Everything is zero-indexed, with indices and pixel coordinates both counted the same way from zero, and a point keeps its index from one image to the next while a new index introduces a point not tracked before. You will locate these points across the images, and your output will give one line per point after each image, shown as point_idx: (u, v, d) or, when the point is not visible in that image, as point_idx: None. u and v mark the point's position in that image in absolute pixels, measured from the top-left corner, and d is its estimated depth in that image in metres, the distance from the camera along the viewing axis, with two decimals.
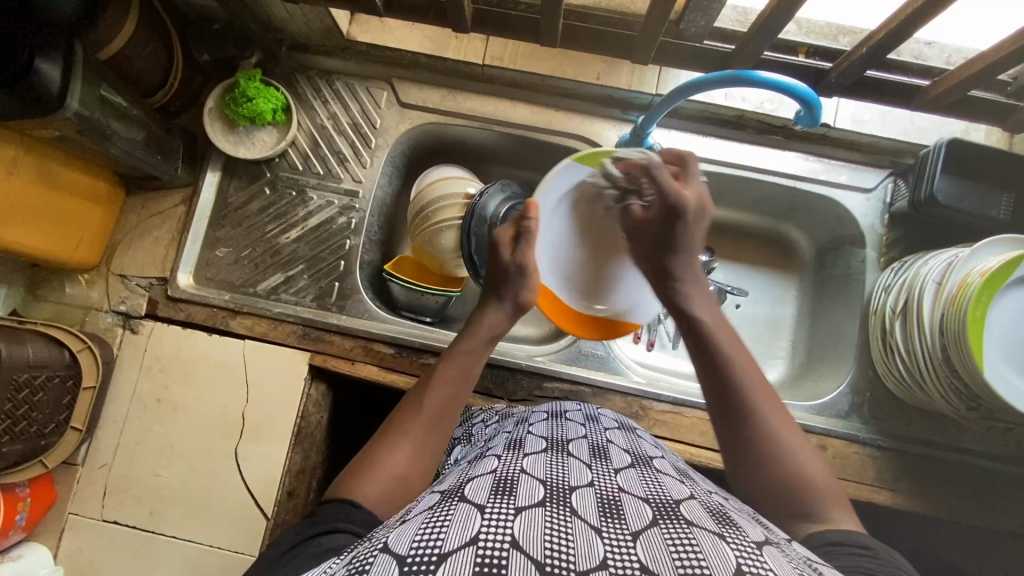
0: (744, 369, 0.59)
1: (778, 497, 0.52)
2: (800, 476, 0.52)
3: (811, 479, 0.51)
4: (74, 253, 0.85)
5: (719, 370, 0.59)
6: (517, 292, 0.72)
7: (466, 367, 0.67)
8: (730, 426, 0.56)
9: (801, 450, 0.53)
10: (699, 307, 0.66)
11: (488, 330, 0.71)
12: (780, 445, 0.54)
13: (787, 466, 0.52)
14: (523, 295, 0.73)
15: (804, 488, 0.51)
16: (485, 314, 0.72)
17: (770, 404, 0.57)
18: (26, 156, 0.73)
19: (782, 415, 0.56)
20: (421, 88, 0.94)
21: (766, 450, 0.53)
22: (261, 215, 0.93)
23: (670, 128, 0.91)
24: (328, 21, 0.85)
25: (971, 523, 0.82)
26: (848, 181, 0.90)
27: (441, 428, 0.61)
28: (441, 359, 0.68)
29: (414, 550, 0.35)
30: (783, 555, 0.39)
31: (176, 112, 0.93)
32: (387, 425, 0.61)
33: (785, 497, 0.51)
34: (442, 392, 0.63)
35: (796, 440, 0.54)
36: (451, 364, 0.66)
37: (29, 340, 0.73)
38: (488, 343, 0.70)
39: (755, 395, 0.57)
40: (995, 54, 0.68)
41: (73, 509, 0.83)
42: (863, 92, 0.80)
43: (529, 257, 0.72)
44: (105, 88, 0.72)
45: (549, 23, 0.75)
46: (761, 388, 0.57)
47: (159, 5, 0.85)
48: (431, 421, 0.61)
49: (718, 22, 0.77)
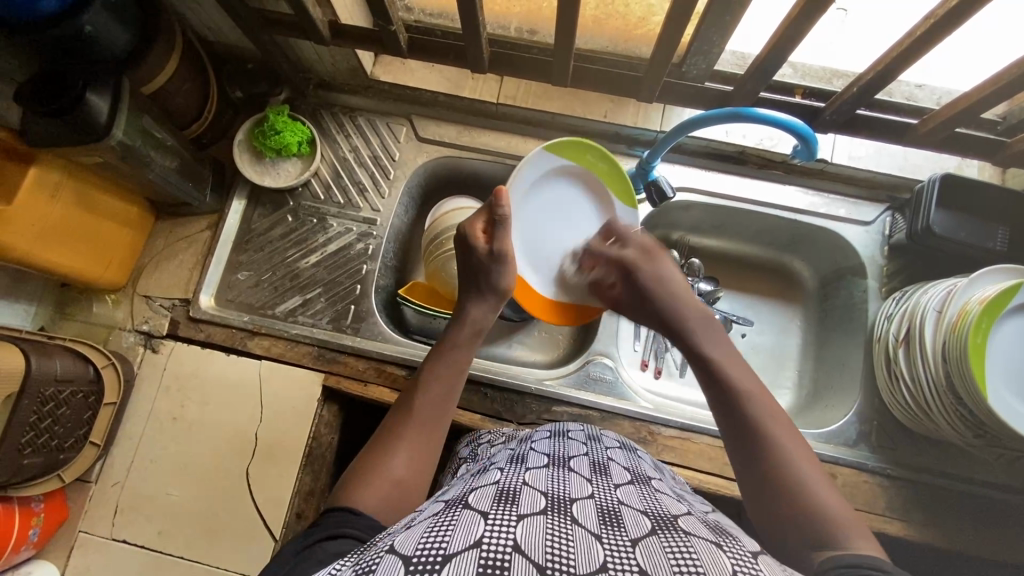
0: (760, 406, 0.58)
1: (797, 525, 0.50)
2: (824, 509, 0.50)
3: (833, 515, 0.49)
4: (103, 274, 0.89)
5: (738, 411, 0.59)
6: (496, 283, 0.75)
7: (453, 366, 0.68)
8: (745, 457, 0.56)
9: (822, 486, 0.52)
10: (710, 343, 0.67)
11: (473, 326, 0.72)
12: (805, 484, 0.52)
13: (809, 499, 0.51)
14: (501, 283, 0.75)
15: (822, 521, 0.49)
16: (470, 317, 0.73)
17: (789, 439, 0.56)
18: (69, 181, 0.77)
19: (802, 447, 0.55)
20: (439, 124, 0.99)
21: (793, 485, 0.52)
22: (282, 240, 0.97)
23: (675, 163, 0.95)
24: (354, 62, 0.91)
25: (989, 556, 0.80)
26: (847, 215, 0.93)
27: (435, 427, 0.63)
28: (429, 359, 0.69)
29: (419, 551, 0.37)
30: (778, 565, 0.39)
31: (207, 144, 0.99)
32: (381, 432, 0.62)
33: (804, 527, 0.49)
34: (432, 391, 0.65)
35: (816, 473, 0.53)
36: (436, 364, 0.68)
37: (57, 355, 0.75)
38: (473, 338, 0.72)
39: (772, 428, 0.56)
40: (980, 93, 0.72)
41: (84, 526, 0.83)
42: (857, 129, 0.84)
43: (505, 245, 0.74)
44: (147, 120, 0.78)
45: (560, 65, 0.80)
46: (776, 419, 0.57)
47: (198, 47, 0.92)
48: (422, 422, 0.62)
49: (718, 67, 0.83)
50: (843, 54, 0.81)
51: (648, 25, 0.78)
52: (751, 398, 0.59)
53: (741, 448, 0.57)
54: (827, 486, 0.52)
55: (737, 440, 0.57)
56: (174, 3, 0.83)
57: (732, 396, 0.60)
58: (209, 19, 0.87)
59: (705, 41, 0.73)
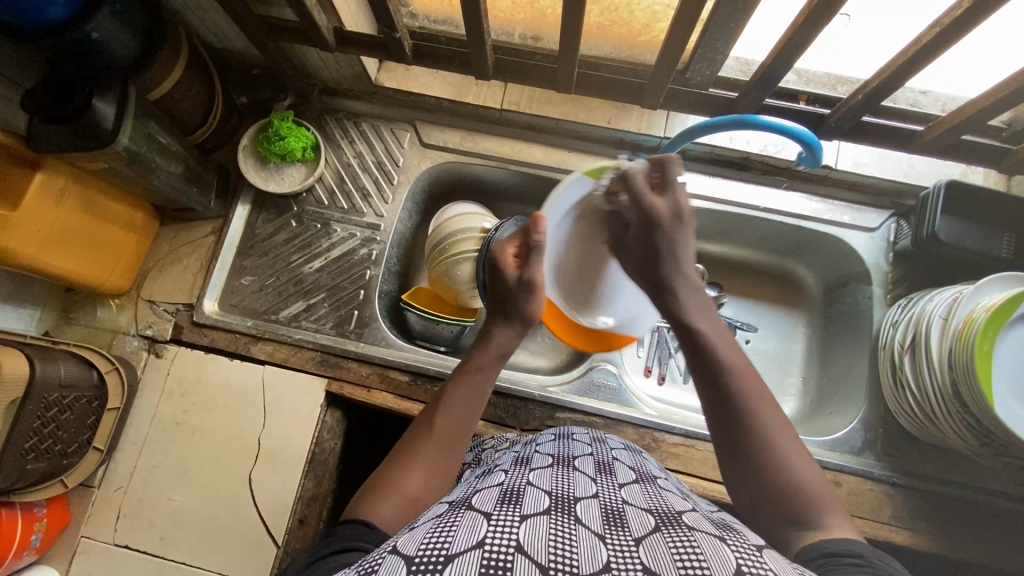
0: (744, 377, 0.57)
1: (771, 501, 0.51)
2: (802, 484, 0.50)
3: (809, 488, 0.50)
4: (108, 279, 0.89)
5: (722, 386, 0.57)
6: (524, 309, 0.71)
7: (478, 387, 0.67)
8: (728, 430, 0.55)
9: (799, 458, 0.52)
10: (695, 312, 0.63)
11: (499, 348, 0.71)
12: (785, 458, 0.52)
13: (785, 471, 0.51)
14: (529, 310, 0.72)
15: (792, 487, 0.50)
16: (496, 337, 0.71)
17: (770, 409, 0.55)
18: (74, 187, 0.78)
19: (779, 416, 0.55)
20: (442, 129, 1.00)
21: (773, 460, 0.52)
22: (286, 245, 0.97)
23: (679, 169, 0.95)
24: (358, 68, 0.92)
25: (996, 566, 0.79)
26: (852, 221, 0.93)
27: (455, 446, 0.62)
28: (453, 377, 0.68)
29: (421, 552, 0.37)
30: (784, 560, 0.39)
31: (212, 150, 0.99)
32: (401, 448, 0.62)
33: (777, 502, 0.50)
34: (454, 410, 0.64)
35: (792, 446, 0.53)
36: (462, 383, 0.67)
37: (62, 360, 0.76)
38: (498, 361, 0.70)
39: (755, 400, 0.55)
40: (987, 101, 0.72)
41: (87, 532, 0.83)
42: (862, 136, 0.84)
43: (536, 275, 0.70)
44: (152, 126, 0.78)
45: (564, 72, 0.80)
46: (758, 392, 0.56)
47: (204, 53, 0.92)
48: (443, 442, 0.61)
49: (722, 73, 0.84)
50: (849, 61, 0.81)
51: (653, 32, 0.78)
52: (733, 367, 0.58)
53: (724, 421, 0.55)
54: (803, 458, 0.52)
55: (721, 410, 0.56)
56: (180, 9, 0.84)
57: (716, 364, 0.58)
58: (215, 26, 0.88)
59: (710, 48, 0.72)
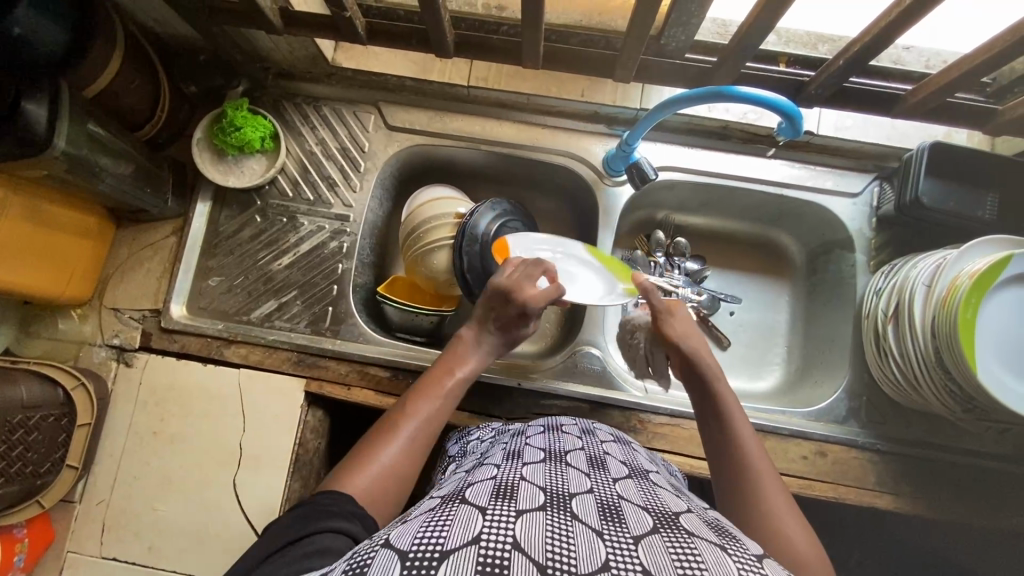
0: (746, 438, 0.61)
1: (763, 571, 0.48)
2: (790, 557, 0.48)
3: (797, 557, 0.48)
4: (66, 290, 0.85)
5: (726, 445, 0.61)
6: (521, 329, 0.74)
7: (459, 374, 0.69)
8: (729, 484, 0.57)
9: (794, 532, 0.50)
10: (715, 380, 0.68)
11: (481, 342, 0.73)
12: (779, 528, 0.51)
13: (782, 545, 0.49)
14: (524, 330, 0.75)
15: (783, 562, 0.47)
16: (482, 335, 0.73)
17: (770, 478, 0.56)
18: (17, 196, 0.73)
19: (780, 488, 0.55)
20: (408, 110, 0.95)
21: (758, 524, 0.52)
22: (252, 243, 0.93)
23: (657, 142, 0.92)
24: (313, 49, 0.86)
25: (975, 524, 0.81)
26: (834, 187, 0.91)
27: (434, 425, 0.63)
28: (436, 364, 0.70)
29: (416, 546, 0.35)
30: (782, 569, 0.38)
31: (164, 145, 0.93)
32: (384, 418, 0.62)
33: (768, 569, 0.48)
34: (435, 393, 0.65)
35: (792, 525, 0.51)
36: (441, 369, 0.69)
37: (22, 381, 0.73)
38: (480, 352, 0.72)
39: (755, 460, 0.58)
40: (972, 60, 0.69)
41: (71, 547, 0.82)
42: (843, 102, 0.81)
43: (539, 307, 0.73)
44: (91, 124, 0.72)
45: (529, 46, 0.76)
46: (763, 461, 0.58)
47: (146, 42, 0.86)
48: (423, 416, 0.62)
49: (698, 37, 0.78)
50: (831, 18, 0.76)
51: None
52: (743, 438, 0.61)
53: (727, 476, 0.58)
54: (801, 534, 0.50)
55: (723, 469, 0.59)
56: None
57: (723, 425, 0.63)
58: (153, 10, 0.81)
59: (684, 12, 0.68)
